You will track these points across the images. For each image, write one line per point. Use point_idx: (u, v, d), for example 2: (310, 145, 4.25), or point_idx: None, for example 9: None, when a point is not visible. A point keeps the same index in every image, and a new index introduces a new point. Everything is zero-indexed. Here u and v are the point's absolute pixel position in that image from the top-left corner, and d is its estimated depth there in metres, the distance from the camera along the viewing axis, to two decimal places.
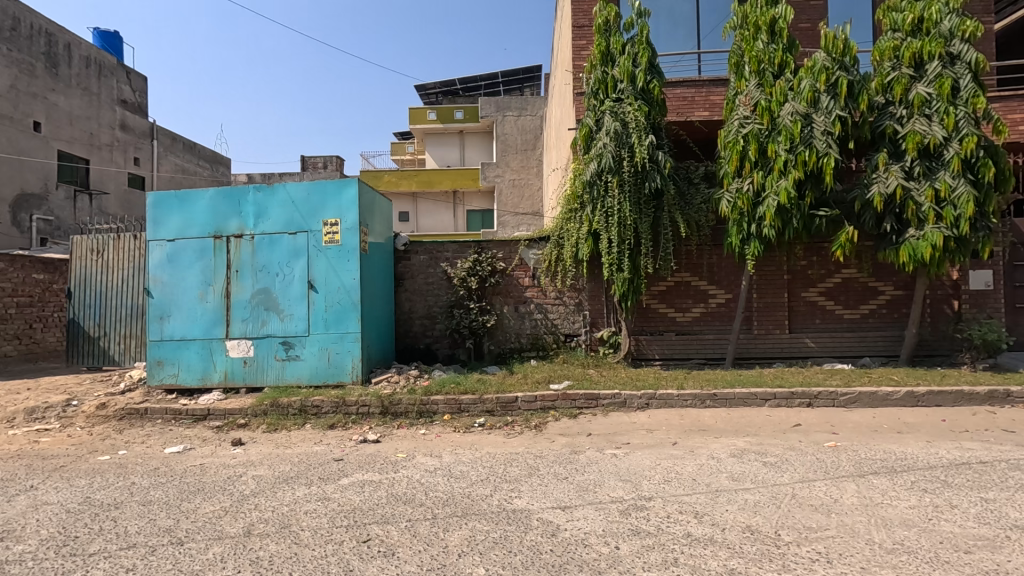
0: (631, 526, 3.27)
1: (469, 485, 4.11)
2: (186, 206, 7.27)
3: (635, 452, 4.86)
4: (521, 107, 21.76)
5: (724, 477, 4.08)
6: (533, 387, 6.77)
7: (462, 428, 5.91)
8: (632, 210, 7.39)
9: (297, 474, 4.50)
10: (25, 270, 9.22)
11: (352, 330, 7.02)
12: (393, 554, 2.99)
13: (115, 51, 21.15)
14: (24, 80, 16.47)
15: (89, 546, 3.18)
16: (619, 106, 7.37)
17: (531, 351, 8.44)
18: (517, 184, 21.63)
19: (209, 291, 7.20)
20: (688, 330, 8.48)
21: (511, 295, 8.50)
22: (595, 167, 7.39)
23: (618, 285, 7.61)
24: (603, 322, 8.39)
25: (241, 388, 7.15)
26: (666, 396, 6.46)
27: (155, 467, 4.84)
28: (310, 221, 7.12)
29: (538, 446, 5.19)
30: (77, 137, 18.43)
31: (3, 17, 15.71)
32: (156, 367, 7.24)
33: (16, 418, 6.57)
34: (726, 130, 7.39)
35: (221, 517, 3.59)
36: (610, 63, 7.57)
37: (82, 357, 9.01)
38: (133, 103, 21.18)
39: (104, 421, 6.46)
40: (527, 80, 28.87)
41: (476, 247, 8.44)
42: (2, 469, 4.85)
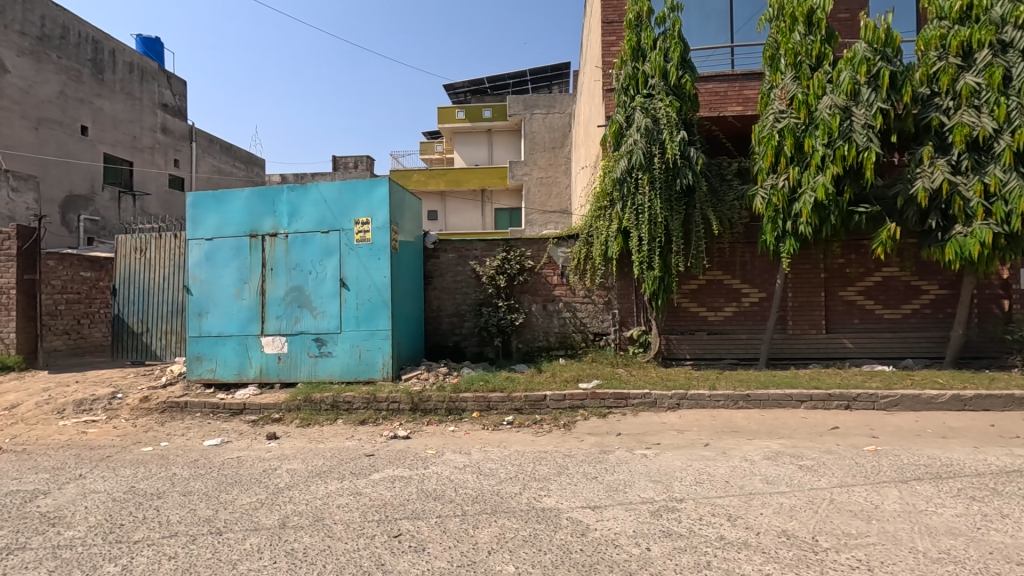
0: (662, 528, 3.23)
1: (498, 483, 4.12)
2: (223, 205, 7.47)
3: (665, 453, 4.80)
4: (549, 105, 21.78)
5: (758, 480, 3.99)
6: (562, 386, 6.75)
7: (490, 426, 5.93)
8: (663, 208, 7.28)
9: (330, 468, 4.59)
10: (73, 268, 9.60)
11: (382, 328, 7.12)
12: (423, 549, 3.02)
13: (156, 57, 21.90)
14: (72, 86, 17.20)
15: (134, 534, 3.30)
16: (650, 102, 7.28)
17: (559, 349, 8.41)
18: (544, 182, 21.58)
19: (244, 288, 7.39)
20: (720, 329, 8.32)
21: (539, 294, 8.49)
22: (626, 164, 7.30)
23: (648, 283, 7.51)
24: (633, 321, 8.31)
25: (275, 383, 7.32)
26: (697, 396, 6.36)
27: (195, 459, 5.00)
28: (342, 220, 7.23)
29: (567, 445, 5.17)
30: (121, 140, 19.16)
31: (53, 26, 16.55)
32: (195, 362, 7.47)
33: (66, 409, 6.88)
34: (761, 124, 7.22)
35: (257, 509, 3.69)
36: (641, 58, 7.47)
37: (126, 352, 9.38)
38: (174, 107, 21.89)
39: (146, 413, 6.70)
40: (555, 78, 28.80)
41: (504, 245, 8.46)
42: (53, 458, 5.08)
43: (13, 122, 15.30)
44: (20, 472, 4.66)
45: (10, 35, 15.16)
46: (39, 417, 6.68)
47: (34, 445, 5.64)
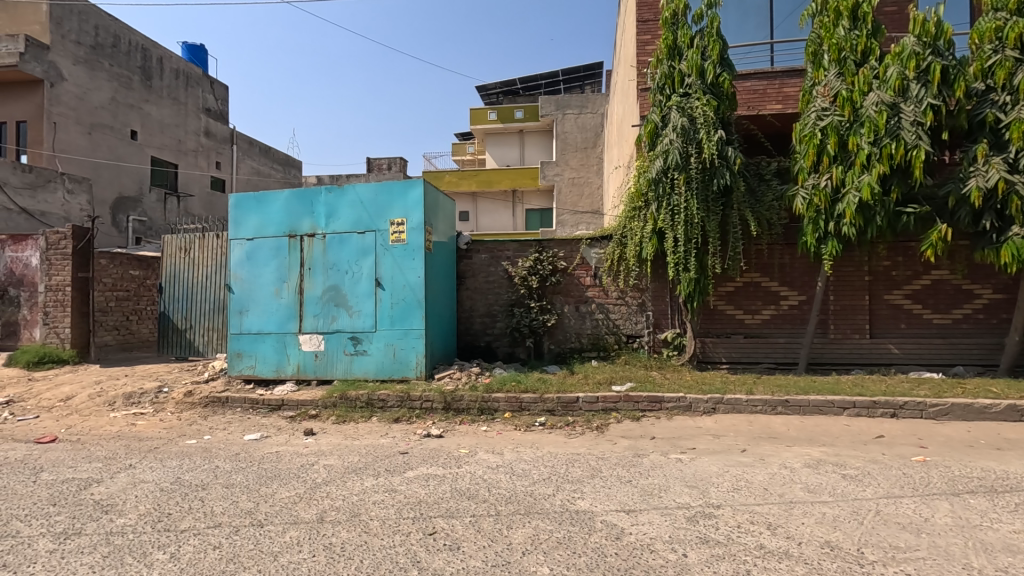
0: (700, 534, 3.17)
1: (532, 484, 4.11)
2: (263, 206, 7.68)
3: (701, 458, 4.71)
4: (581, 105, 21.68)
5: (799, 488, 3.88)
6: (595, 388, 6.71)
7: (523, 427, 5.93)
8: (700, 208, 7.15)
9: (366, 464, 4.67)
10: (123, 267, 9.98)
11: (416, 327, 7.20)
12: (458, 548, 3.04)
13: (201, 63, 22.69)
14: (123, 92, 17.96)
15: (181, 523, 3.42)
16: (686, 101, 7.17)
17: (591, 351, 8.35)
18: (576, 182, 21.50)
19: (283, 288, 7.59)
20: (757, 332, 8.13)
21: (572, 295, 8.45)
22: (661, 165, 7.20)
23: (683, 284, 7.39)
24: (667, 323, 8.19)
25: (312, 380, 7.49)
26: (733, 401, 6.22)
27: (236, 452, 5.16)
28: (378, 220, 7.36)
29: (600, 447, 5.13)
30: (167, 144, 19.90)
31: (106, 36, 17.32)
32: (236, 358, 7.70)
33: (116, 401, 7.19)
34: (802, 122, 7.02)
35: (296, 503, 3.77)
36: (677, 56, 7.37)
37: (172, 348, 9.75)
38: (217, 111, 22.66)
39: (191, 407, 6.95)
40: (588, 78, 28.63)
41: (537, 246, 8.45)
42: (105, 448, 5.31)
43: (68, 127, 16.05)
44: (76, 460, 4.89)
45: (66, 44, 15.91)
46: (92, 408, 7.01)
47: (88, 435, 5.92)
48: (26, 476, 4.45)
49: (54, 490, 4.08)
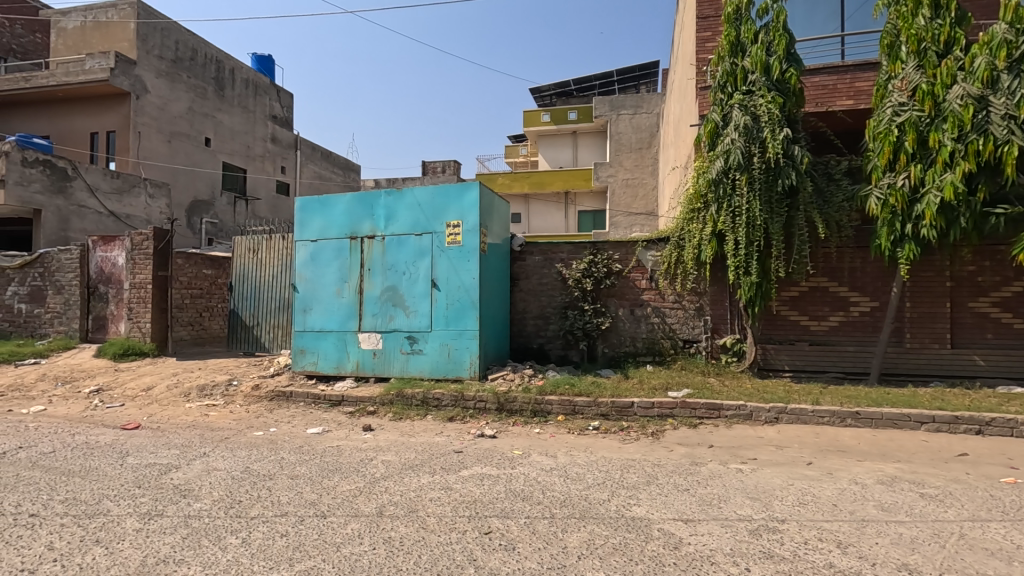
0: (764, 548, 3.05)
1: (586, 488, 4.08)
2: (327, 208, 8.00)
3: (764, 469, 4.52)
4: (636, 105, 21.39)
5: (872, 506, 3.66)
6: (650, 393, 6.58)
7: (576, 430, 5.90)
8: (763, 209, 6.88)
9: (422, 462, 4.77)
10: (197, 266, 10.53)
11: (470, 328, 7.29)
12: (514, 548, 3.06)
13: (269, 73, 23.86)
14: (198, 102, 19.13)
15: (251, 510, 3.61)
16: (750, 99, 6.93)
17: (646, 355, 8.18)
18: (630, 184, 21.19)
19: (344, 287, 7.86)
20: (824, 340, 7.74)
21: (627, 297, 8.31)
22: (722, 165, 7.00)
23: (744, 288, 7.14)
24: (726, 329, 7.93)
25: (370, 378, 7.71)
26: (798, 411, 5.95)
27: (300, 445, 5.39)
28: (435, 222, 7.50)
29: (656, 454, 5.03)
30: (237, 150, 21.05)
31: (185, 50, 18.50)
32: (299, 354, 8.04)
33: (191, 393, 7.66)
34: (877, 118, 6.63)
35: (357, 496, 3.89)
36: (741, 53, 7.15)
37: (240, 343, 10.29)
38: (283, 118, 23.78)
39: (258, 400, 7.32)
40: (643, 77, 28.13)
41: (592, 247, 8.38)
42: (182, 436, 5.67)
43: (151, 136, 17.22)
44: (157, 446, 5.24)
45: (150, 59, 17.08)
46: (170, 398, 7.50)
47: (166, 423, 6.34)
48: (115, 459, 4.81)
49: (139, 473, 4.39)
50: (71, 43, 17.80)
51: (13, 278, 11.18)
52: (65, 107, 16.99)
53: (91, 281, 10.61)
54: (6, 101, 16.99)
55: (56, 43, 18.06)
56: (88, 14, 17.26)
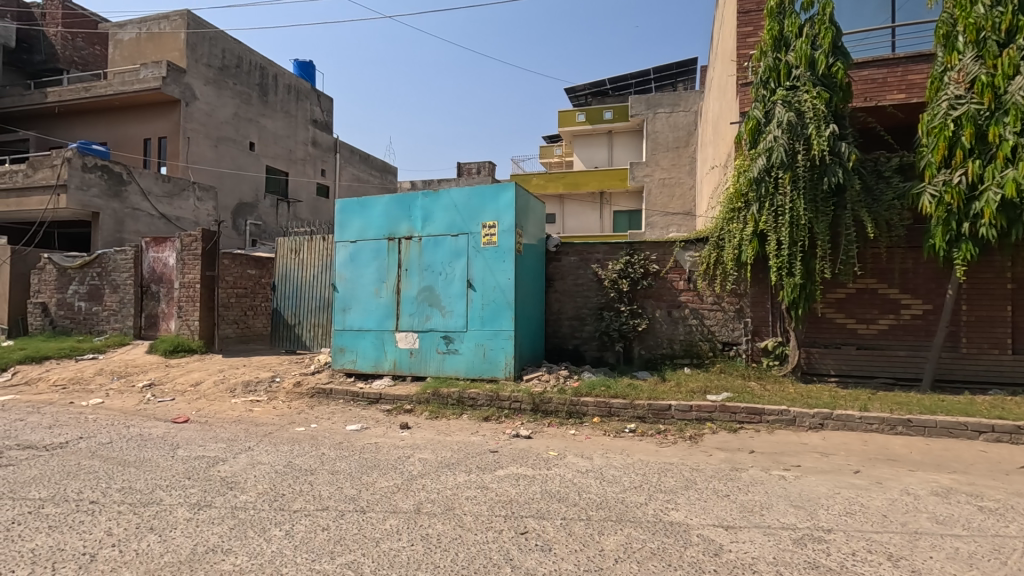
0: (808, 559, 2.95)
1: (622, 491, 4.03)
2: (366, 210, 8.16)
3: (808, 477, 4.38)
4: (673, 103, 21.06)
5: (925, 518, 3.50)
6: (688, 396, 6.45)
7: (611, 432, 5.84)
8: (807, 208, 6.66)
9: (458, 460, 4.81)
10: (242, 266, 10.81)
11: (505, 328, 7.30)
12: (550, 549, 3.05)
13: (310, 79, 24.49)
14: (243, 108, 19.81)
15: (293, 504, 3.72)
16: (794, 95, 6.74)
17: (683, 358, 8.04)
18: (666, 183, 20.87)
19: (382, 287, 8.01)
20: (872, 344, 7.44)
21: (664, 299, 8.18)
22: (764, 163, 6.82)
23: (787, 290, 6.92)
24: (768, 332, 7.72)
25: (407, 376, 7.83)
26: (844, 417, 5.74)
27: (340, 441, 5.52)
28: (471, 223, 7.56)
29: (694, 458, 4.93)
30: (279, 153, 21.71)
31: (231, 58, 19.19)
32: (338, 353, 8.22)
33: (236, 388, 7.94)
34: (931, 112, 6.35)
35: (395, 493, 3.96)
36: (784, 48, 6.97)
37: (282, 341, 10.60)
38: (323, 122, 24.40)
39: (299, 397, 7.53)
40: (681, 75, 27.64)
41: (628, 248, 8.30)
42: (229, 430, 5.88)
43: (199, 141, 17.93)
44: (205, 440, 5.45)
45: (199, 67, 17.78)
46: (217, 393, 7.80)
47: (213, 417, 6.58)
48: (167, 451, 5.03)
49: (188, 465, 4.58)
50: (127, 54, 18.67)
51: (73, 277, 11.78)
52: (121, 114, 17.83)
53: (144, 280, 11.13)
54: (68, 110, 17.95)
55: (113, 54, 18.97)
56: (143, 26, 18.13)
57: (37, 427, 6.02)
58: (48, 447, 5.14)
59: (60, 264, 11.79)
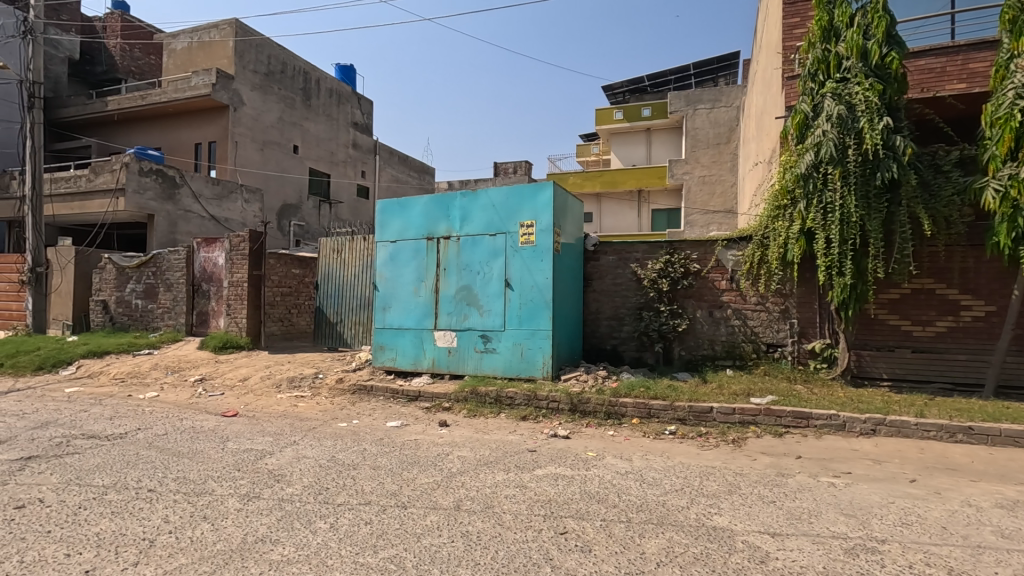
0: (861, 570, 2.84)
1: (663, 493, 3.97)
2: (406, 211, 8.29)
3: (859, 484, 4.21)
4: (714, 98, 20.60)
5: (989, 532, 3.31)
6: (731, 399, 6.29)
7: (651, 434, 5.76)
8: (859, 205, 6.38)
9: (496, 459, 4.83)
10: (286, 266, 11.05)
11: (543, 328, 7.29)
12: (590, 550, 3.03)
13: (350, 82, 25.02)
14: (288, 112, 20.43)
15: (337, 497, 3.81)
16: (844, 87, 6.50)
17: (725, 360, 7.85)
18: (706, 180, 20.44)
19: (421, 287, 8.12)
20: (929, 347, 7.09)
21: (705, 299, 8.00)
22: (812, 158, 6.61)
23: (836, 290, 6.67)
24: (815, 333, 7.45)
25: (445, 375, 7.90)
26: (898, 423, 5.48)
27: (381, 437, 5.62)
28: (509, 223, 7.58)
29: (737, 462, 4.80)
30: (322, 156, 22.30)
31: (276, 63, 19.81)
32: (379, 350, 8.38)
33: (282, 384, 8.20)
34: (995, 103, 6.02)
35: (434, 489, 4.01)
36: (834, 39, 6.74)
37: (325, 339, 10.91)
38: (363, 125, 24.94)
39: (341, 393, 7.72)
40: (722, 69, 26.97)
41: (668, 247, 8.16)
42: (275, 425, 6.07)
43: (246, 145, 18.58)
44: (253, 433, 5.64)
45: (246, 74, 18.44)
46: (264, 389, 8.07)
47: (260, 412, 6.81)
48: (218, 444, 5.23)
49: (238, 457, 4.76)
50: (179, 62, 19.49)
51: (130, 276, 12.37)
52: (174, 120, 18.64)
53: (195, 279, 11.60)
54: (126, 118, 18.89)
55: (167, 62, 19.84)
56: (195, 36, 18.90)
57: (99, 418, 6.37)
58: (109, 438, 5.42)
59: (118, 263, 12.40)
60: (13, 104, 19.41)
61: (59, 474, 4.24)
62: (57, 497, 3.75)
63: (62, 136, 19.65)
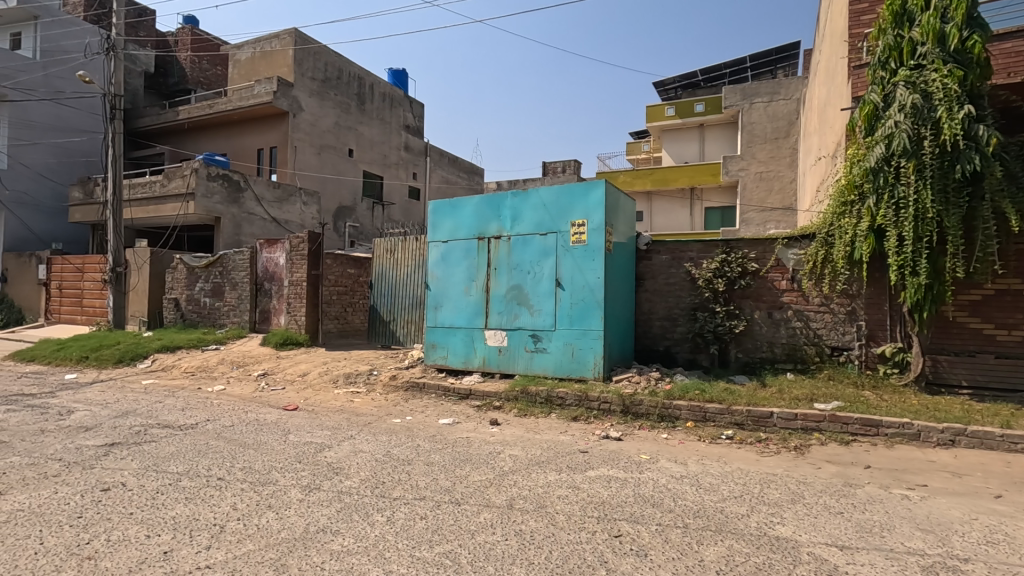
0: None
1: (722, 500, 3.85)
2: (457, 211, 8.40)
3: (937, 498, 3.94)
4: (772, 91, 19.82)
5: None
6: (792, 404, 6.03)
7: (707, 438, 5.60)
8: (936, 200, 5.96)
9: (548, 459, 4.82)
10: (342, 266, 11.43)
11: (594, 328, 7.21)
12: (646, 555, 2.97)
13: (403, 86, 25.60)
14: (343, 116, 21.09)
15: (393, 491, 3.90)
16: (919, 74, 6.12)
17: (786, 363, 7.54)
18: (763, 177, 19.72)
19: (472, 286, 8.20)
20: (1014, 353, 6.57)
21: (764, 299, 7.71)
22: (882, 151, 6.25)
23: (909, 291, 6.28)
24: (885, 336, 7.03)
25: (496, 374, 7.95)
26: (981, 434, 5.11)
27: (433, 434, 5.72)
28: (560, 222, 7.54)
29: (800, 470, 4.60)
30: (375, 159, 22.91)
31: (332, 70, 20.51)
32: (431, 349, 8.52)
33: (338, 379, 8.48)
34: None
35: (488, 487, 4.04)
36: (907, 24, 6.37)
37: (379, 337, 11.21)
38: (415, 127, 25.46)
39: (395, 390, 7.90)
40: (781, 61, 25.91)
41: (724, 245, 7.90)
42: (333, 419, 6.29)
43: (305, 150, 19.31)
44: (312, 427, 5.86)
45: (305, 80, 19.18)
46: (322, 384, 8.37)
47: (319, 406, 7.07)
48: (280, 436, 5.47)
49: (299, 449, 4.95)
50: (243, 72, 20.45)
51: (199, 276, 13.09)
52: (238, 127, 19.60)
53: (258, 278, 12.17)
54: (195, 126, 20.00)
55: (232, 72, 20.85)
56: (258, 46, 19.80)
57: (173, 409, 6.77)
58: (181, 428, 5.75)
59: (189, 264, 13.17)
60: (97, 116, 20.97)
61: (139, 460, 4.54)
62: (137, 481, 4.01)
63: (140, 145, 21.06)
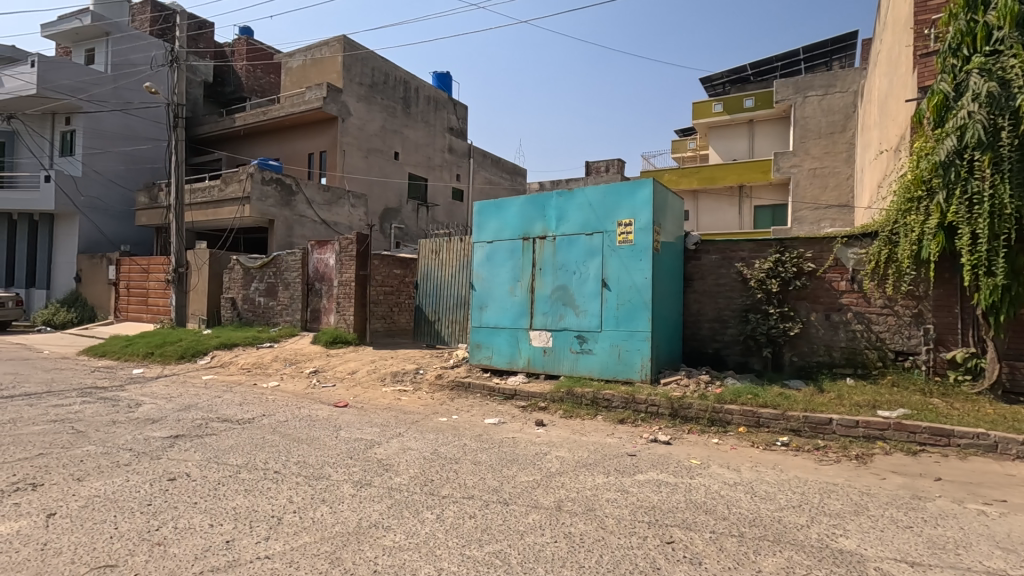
0: None
1: (779, 509, 3.70)
2: (502, 211, 8.42)
3: (1018, 515, 3.67)
4: (828, 83, 18.99)
5: None
6: (853, 410, 5.75)
7: (760, 444, 5.41)
8: (1014, 195, 5.57)
9: (595, 461, 4.77)
10: (389, 266, 11.75)
11: (641, 329, 7.09)
12: (700, 562, 2.90)
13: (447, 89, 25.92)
14: (390, 120, 21.53)
15: (442, 489, 3.94)
16: (994, 61, 5.74)
17: (845, 368, 7.21)
18: (818, 173, 18.94)
19: (517, 286, 8.21)
20: None
21: (821, 301, 7.38)
22: (954, 144, 5.90)
23: (983, 292, 5.89)
24: (956, 341, 6.60)
25: (541, 374, 7.93)
26: None
27: (479, 433, 5.75)
28: (607, 222, 7.45)
29: (863, 480, 4.38)
30: (420, 161, 23.28)
31: (379, 75, 20.98)
32: (476, 348, 8.57)
33: (386, 377, 8.65)
34: None
35: (536, 488, 4.02)
36: (981, 8, 5.98)
37: (424, 336, 11.36)
38: (459, 129, 25.73)
39: (440, 389, 7.99)
40: (836, 52, 24.81)
41: (777, 244, 7.63)
42: (382, 416, 6.41)
43: (353, 153, 19.81)
44: (362, 424, 6.01)
45: (353, 86, 19.71)
46: (370, 382, 8.56)
47: (368, 403, 7.23)
48: (331, 431, 5.62)
49: (349, 445, 5.07)
50: (295, 78, 21.15)
51: (254, 276, 13.63)
52: (290, 133, 20.30)
53: (309, 278, 12.56)
54: (250, 132, 20.84)
55: (285, 80, 21.61)
56: (309, 54, 20.46)
57: (231, 403, 7.08)
58: (239, 421, 5.99)
59: (245, 264, 13.73)
60: (162, 124, 21.99)
61: (202, 452, 4.76)
62: (200, 472, 4.21)
63: (200, 151, 22.08)
